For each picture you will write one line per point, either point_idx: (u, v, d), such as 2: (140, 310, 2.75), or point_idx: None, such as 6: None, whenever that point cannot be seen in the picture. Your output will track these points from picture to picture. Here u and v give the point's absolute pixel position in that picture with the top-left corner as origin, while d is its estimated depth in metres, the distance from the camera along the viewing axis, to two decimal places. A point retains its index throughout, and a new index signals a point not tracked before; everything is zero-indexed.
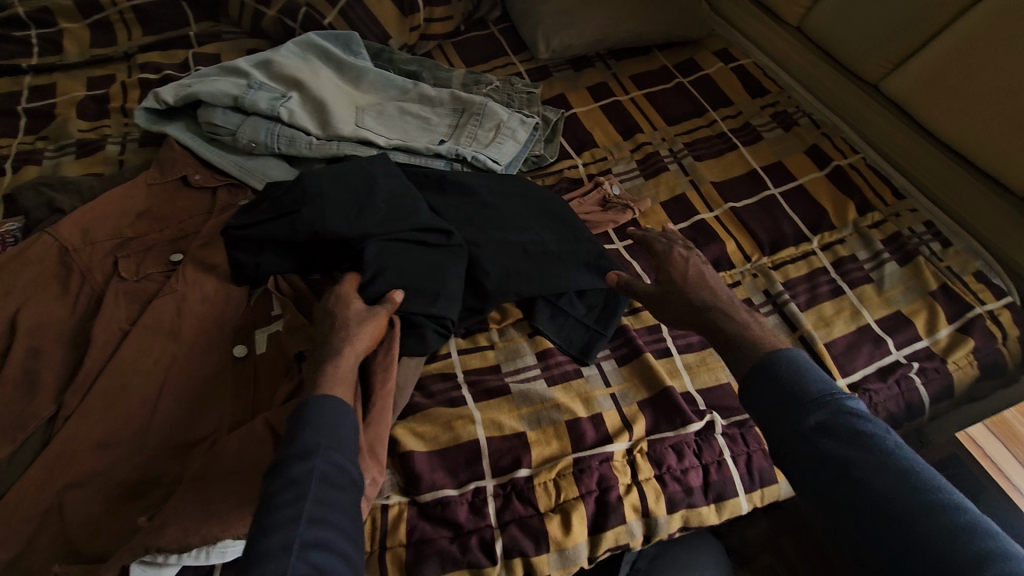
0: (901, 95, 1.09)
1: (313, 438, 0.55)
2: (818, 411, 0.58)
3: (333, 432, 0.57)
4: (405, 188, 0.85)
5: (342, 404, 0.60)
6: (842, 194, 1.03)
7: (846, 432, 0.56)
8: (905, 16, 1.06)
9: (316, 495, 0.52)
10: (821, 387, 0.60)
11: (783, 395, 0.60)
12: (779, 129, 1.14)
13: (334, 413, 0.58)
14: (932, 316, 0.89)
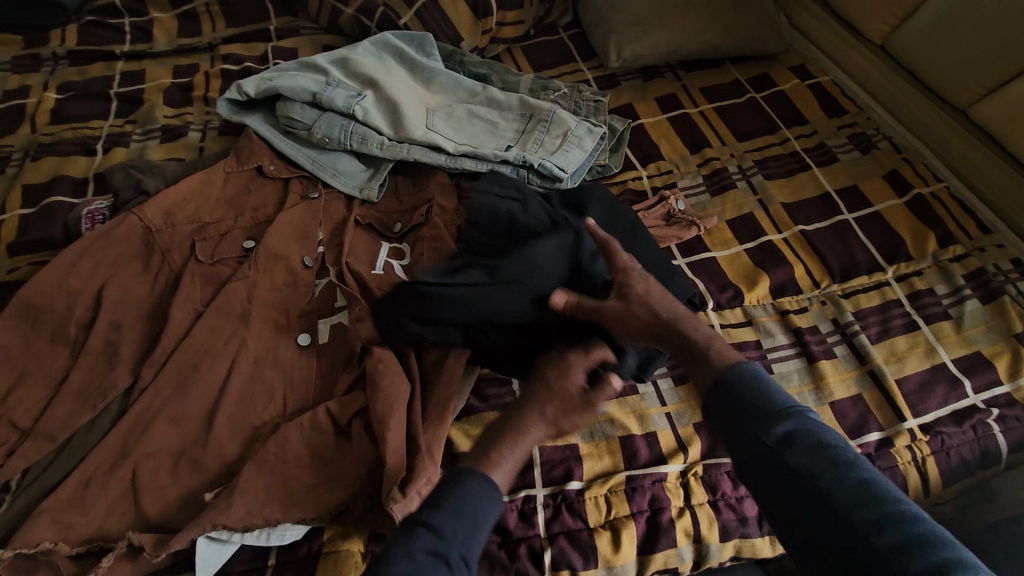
0: (994, 124, 1.03)
1: (454, 516, 0.55)
2: (787, 422, 0.58)
3: (472, 526, 0.55)
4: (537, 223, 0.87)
5: (490, 494, 0.58)
6: (923, 224, 0.98)
7: (808, 443, 0.56)
8: (1006, 41, 0.99)
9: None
10: (781, 398, 0.60)
11: (745, 407, 0.60)
12: (856, 152, 1.09)
13: (480, 498, 0.57)
14: (1016, 360, 0.84)
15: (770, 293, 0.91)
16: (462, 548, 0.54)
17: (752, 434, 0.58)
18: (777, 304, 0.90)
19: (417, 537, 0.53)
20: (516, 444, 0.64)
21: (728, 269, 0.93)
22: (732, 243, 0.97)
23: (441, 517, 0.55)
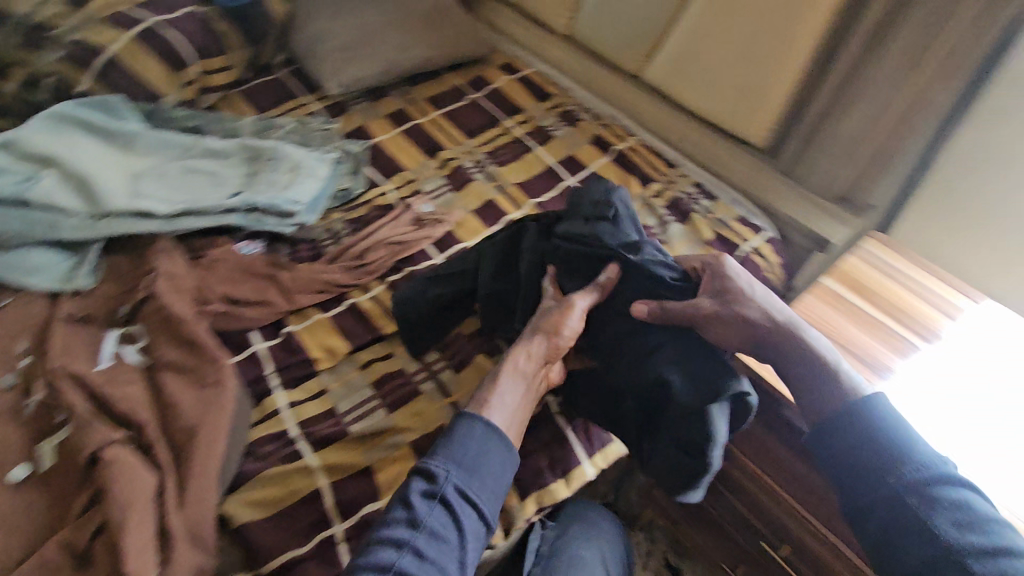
0: (654, 81, 1.28)
1: (453, 452, 0.64)
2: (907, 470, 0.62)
3: (472, 469, 0.63)
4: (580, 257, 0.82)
5: (496, 437, 0.66)
6: (628, 173, 1.16)
7: (925, 499, 0.61)
8: (641, 15, 1.24)
9: (429, 533, 0.59)
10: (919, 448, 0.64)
11: (872, 456, 0.64)
12: (566, 126, 1.26)
13: (477, 437, 0.65)
14: None
15: None
16: (455, 482, 0.62)
17: (845, 480, 0.65)
18: None
19: (411, 478, 0.63)
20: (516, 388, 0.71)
21: None
22: (480, 230, 1.04)
23: (445, 451, 0.64)
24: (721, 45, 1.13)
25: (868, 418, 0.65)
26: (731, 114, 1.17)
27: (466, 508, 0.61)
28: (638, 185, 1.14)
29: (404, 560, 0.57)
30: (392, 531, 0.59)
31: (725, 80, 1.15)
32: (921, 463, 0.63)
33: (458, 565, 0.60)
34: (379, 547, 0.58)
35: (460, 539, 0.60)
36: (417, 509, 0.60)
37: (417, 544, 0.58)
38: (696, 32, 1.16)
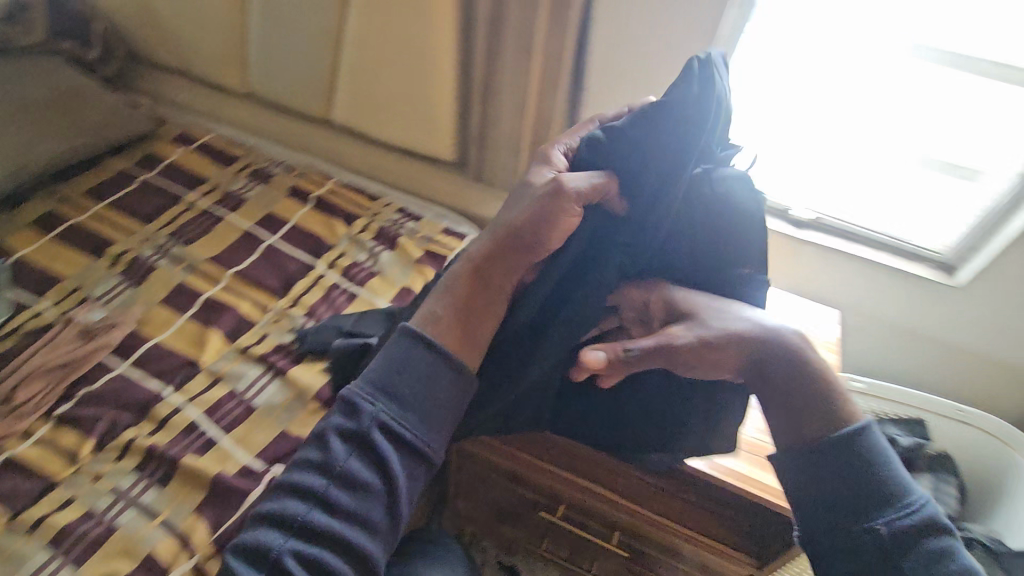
0: (343, 122, 1.35)
1: (380, 381, 0.63)
2: (884, 520, 0.56)
3: (394, 390, 0.63)
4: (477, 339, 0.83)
5: (434, 363, 0.63)
6: (330, 216, 1.17)
7: (908, 541, 0.56)
8: (307, 65, 1.30)
9: (354, 476, 0.60)
10: (898, 479, 0.59)
11: (853, 486, 0.58)
12: (259, 185, 1.22)
13: (413, 364, 0.63)
14: (425, 276, 1.08)
15: (226, 340, 0.93)
16: (376, 420, 0.62)
17: (811, 517, 0.60)
18: (237, 346, 0.93)
19: (336, 415, 0.63)
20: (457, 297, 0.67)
21: (178, 344, 0.91)
22: (172, 319, 0.95)
23: (372, 377, 0.64)
24: (383, 80, 1.23)
25: (855, 453, 0.59)
26: (416, 137, 1.28)
27: (387, 445, 0.61)
28: (341, 226, 1.15)
29: (314, 509, 0.59)
30: (306, 476, 0.61)
31: (399, 110, 1.26)
32: (897, 509, 0.57)
33: (381, 508, 0.60)
34: (297, 496, 0.60)
35: (378, 480, 0.61)
36: (334, 451, 0.61)
37: (331, 493, 0.59)
38: (358, 73, 1.24)
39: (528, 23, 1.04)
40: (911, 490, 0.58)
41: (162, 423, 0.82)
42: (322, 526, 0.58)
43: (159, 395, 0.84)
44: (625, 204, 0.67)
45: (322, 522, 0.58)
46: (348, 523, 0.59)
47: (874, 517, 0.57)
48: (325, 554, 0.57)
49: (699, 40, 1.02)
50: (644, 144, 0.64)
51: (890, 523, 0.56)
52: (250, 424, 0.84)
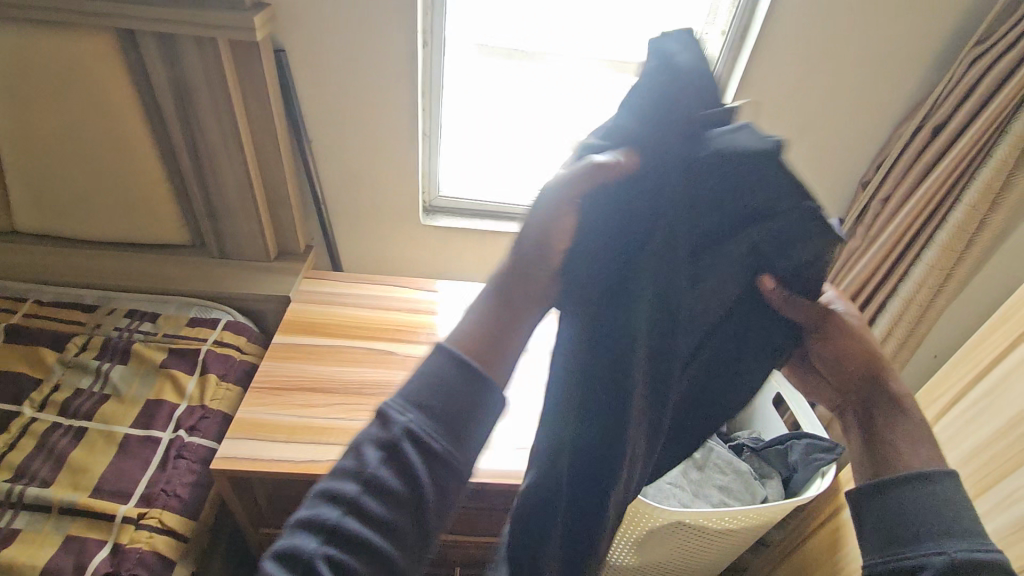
0: (32, 230, 1.14)
1: (413, 386, 0.40)
2: (953, 545, 0.41)
3: (445, 391, 0.40)
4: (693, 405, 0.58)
5: (473, 373, 0.40)
6: (33, 345, 0.96)
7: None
8: None
9: (409, 472, 0.37)
10: (976, 539, 0.42)
11: (928, 524, 0.43)
12: None
13: (441, 373, 0.40)
14: (174, 380, 0.94)
15: None
16: (416, 426, 0.38)
17: (867, 516, 0.46)
18: None
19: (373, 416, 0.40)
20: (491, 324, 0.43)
21: None
22: None
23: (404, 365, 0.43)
24: (65, 172, 1.06)
25: (915, 484, 0.45)
26: (134, 227, 1.13)
27: (434, 465, 0.38)
28: (50, 353, 0.95)
29: (347, 524, 0.36)
30: (330, 483, 0.37)
31: (98, 201, 1.10)
32: (970, 540, 0.42)
33: (416, 533, 0.38)
34: (314, 508, 0.37)
35: (416, 501, 0.38)
36: (369, 457, 0.38)
37: (364, 505, 0.36)
38: (30, 170, 1.06)
39: (220, 89, 0.98)
40: (980, 528, 0.43)
41: None
42: (349, 555, 0.35)
43: None
44: (628, 169, 0.47)
45: (348, 551, 0.35)
46: (381, 555, 0.36)
47: (924, 543, 0.43)
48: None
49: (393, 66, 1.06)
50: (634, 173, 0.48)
51: (956, 556, 0.41)
52: None
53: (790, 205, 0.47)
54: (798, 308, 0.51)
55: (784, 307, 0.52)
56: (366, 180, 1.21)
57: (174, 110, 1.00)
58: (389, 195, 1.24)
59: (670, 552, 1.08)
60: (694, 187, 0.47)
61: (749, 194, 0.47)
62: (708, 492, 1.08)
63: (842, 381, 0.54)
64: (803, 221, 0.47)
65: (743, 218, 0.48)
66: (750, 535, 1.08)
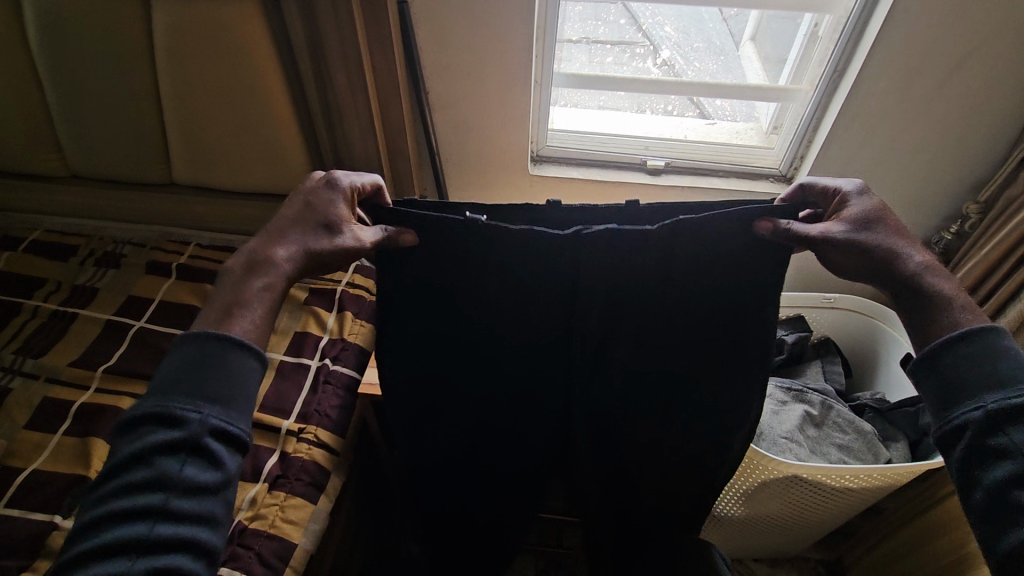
0: (190, 181, 1.28)
1: (202, 391, 0.56)
2: (991, 401, 0.57)
3: (217, 389, 0.56)
4: (667, 367, 0.76)
5: (249, 362, 0.58)
6: (199, 282, 1.10)
7: (1010, 416, 0.57)
8: (128, 132, 1.21)
9: (202, 466, 0.54)
10: (1011, 372, 0.58)
11: (968, 376, 0.59)
12: (110, 271, 1.13)
13: (221, 375, 0.56)
14: (317, 317, 1.03)
15: None
16: (208, 424, 0.55)
17: (928, 389, 0.63)
18: None
19: (153, 429, 0.54)
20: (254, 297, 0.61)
21: (58, 466, 0.83)
22: (44, 441, 0.86)
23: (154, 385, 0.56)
24: (217, 127, 1.17)
25: (945, 357, 0.61)
26: (274, 177, 1.25)
27: (225, 447, 0.56)
28: (213, 290, 1.08)
29: (159, 525, 0.51)
30: (136, 499, 0.51)
31: (246, 154, 1.21)
32: (1003, 391, 0.57)
33: (222, 507, 0.55)
34: (128, 520, 0.51)
35: (221, 480, 0.55)
36: (162, 465, 0.53)
37: (171, 504, 0.52)
38: (189, 128, 1.18)
39: (351, 42, 1.02)
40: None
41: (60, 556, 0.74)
42: (170, 539, 0.51)
43: (52, 524, 0.77)
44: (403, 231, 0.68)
45: (167, 538, 0.51)
46: (200, 529, 0.53)
47: (966, 405, 0.59)
48: (180, 564, 0.50)
49: (509, 13, 1.05)
50: (497, 258, 0.69)
51: (990, 404, 0.57)
52: None
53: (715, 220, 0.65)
54: (795, 235, 0.64)
55: (786, 237, 0.64)
56: (477, 130, 1.24)
57: (309, 64, 1.06)
58: (501, 145, 1.26)
59: (782, 505, 1.07)
60: (571, 263, 0.70)
61: (633, 251, 0.68)
62: (828, 450, 1.04)
63: (869, 277, 0.66)
64: (721, 225, 0.65)
65: (614, 287, 0.70)
66: (871, 496, 1.04)
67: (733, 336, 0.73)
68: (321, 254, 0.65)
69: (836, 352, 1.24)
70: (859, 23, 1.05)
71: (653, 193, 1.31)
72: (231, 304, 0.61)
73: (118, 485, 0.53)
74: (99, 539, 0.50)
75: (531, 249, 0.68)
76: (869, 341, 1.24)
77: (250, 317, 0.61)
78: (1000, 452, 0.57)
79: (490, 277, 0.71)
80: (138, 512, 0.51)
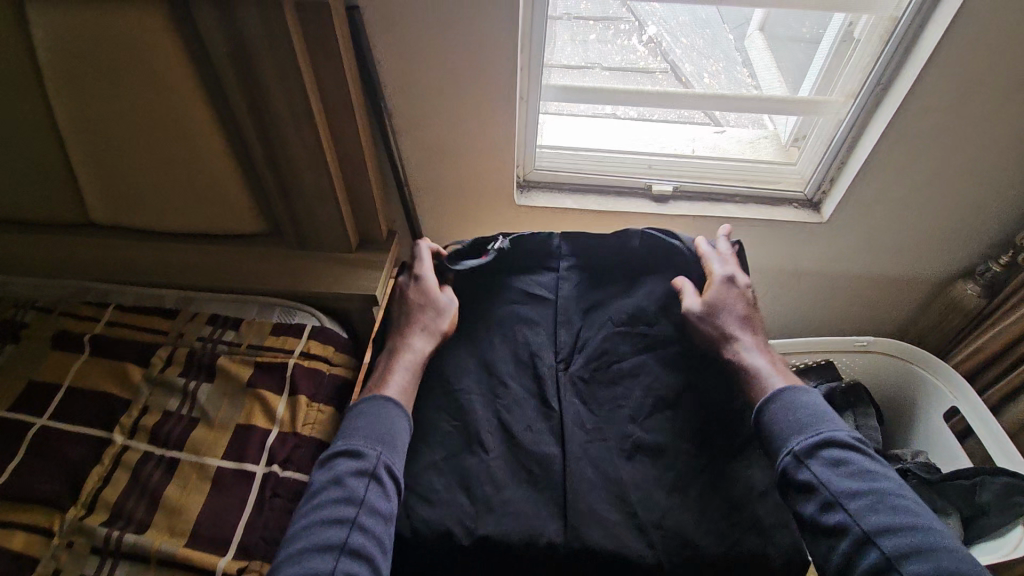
0: (111, 222, 1.07)
1: (371, 437, 0.73)
2: (795, 443, 0.70)
3: (381, 436, 0.73)
4: (675, 439, 0.77)
5: (402, 418, 0.76)
6: (118, 359, 0.90)
7: (811, 452, 0.69)
8: (25, 168, 0.99)
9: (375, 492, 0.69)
10: (810, 420, 0.72)
11: (784, 424, 0.72)
12: (8, 346, 0.93)
13: (391, 423, 0.74)
14: (265, 405, 0.85)
15: None
16: (384, 462, 0.71)
17: (732, 446, 0.77)
18: None
19: (340, 461, 0.72)
20: (399, 364, 0.81)
21: None
22: None
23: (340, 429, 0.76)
24: (135, 162, 0.96)
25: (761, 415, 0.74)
26: (211, 217, 1.05)
27: (392, 481, 0.71)
28: (134, 371, 0.88)
29: (351, 531, 0.66)
30: (334, 510, 0.67)
31: (175, 192, 1.00)
32: (804, 434, 0.70)
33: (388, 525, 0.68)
34: (328, 527, 0.66)
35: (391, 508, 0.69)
36: (348, 488, 0.69)
37: (360, 519, 0.66)
38: (100, 164, 0.97)
39: (289, 59, 0.81)
40: (818, 419, 0.72)
41: None
42: (357, 550, 0.64)
43: None
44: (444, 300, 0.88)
45: (357, 545, 0.65)
46: (377, 548, 0.65)
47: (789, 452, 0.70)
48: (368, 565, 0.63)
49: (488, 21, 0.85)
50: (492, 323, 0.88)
51: (795, 445, 0.70)
52: None
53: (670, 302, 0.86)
54: (711, 313, 0.82)
55: (710, 318, 0.82)
56: (453, 156, 1.04)
57: (238, 87, 0.85)
58: (483, 173, 1.06)
59: None
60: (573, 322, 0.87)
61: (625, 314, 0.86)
62: None
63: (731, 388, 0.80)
64: (660, 302, 0.87)
65: (602, 350, 0.84)
66: None
67: (727, 420, 0.78)
68: (432, 330, 0.85)
69: (868, 402, 1.09)
70: (914, 26, 0.86)
71: (659, 223, 1.12)
72: (381, 372, 0.82)
73: (319, 502, 0.68)
74: (303, 539, 0.66)
75: (529, 312, 0.88)
76: (909, 388, 1.09)
77: (398, 381, 0.80)
78: (811, 486, 0.67)
79: (500, 338, 0.86)
80: (332, 525, 0.66)
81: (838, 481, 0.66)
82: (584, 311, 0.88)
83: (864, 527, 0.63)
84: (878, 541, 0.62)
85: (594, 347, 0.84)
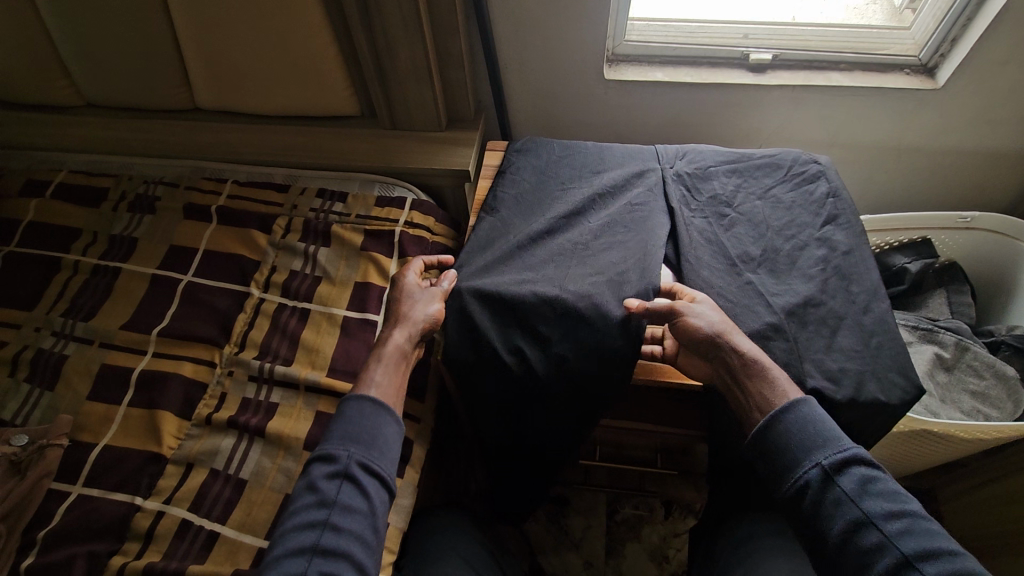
0: (212, 103, 1.12)
1: (349, 431, 0.66)
2: (822, 458, 0.62)
3: (364, 434, 0.66)
4: (760, 240, 0.83)
5: (384, 415, 0.68)
6: (242, 226, 0.98)
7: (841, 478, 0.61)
8: (138, 52, 1.03)
9: (348, 494, 0.63)
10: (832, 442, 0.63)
11: (800, 440, 0.63)
12: (144, 218, 1.02)
13: (369, 422, 0.67)
14: (379, 265, 0.92)
15: (183, 415, 0.80)
16: (359, 461, 0.64)
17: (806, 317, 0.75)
18: (198, 420, 0.80)
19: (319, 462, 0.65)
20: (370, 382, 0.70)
21: (129, 440, 0.78)
22: (111, 413, 0.80)
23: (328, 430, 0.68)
24: (235, 44, 0.98)
25: (783, 444, 0.64)
26: (307, 100, 1.08)
27: (371, 478, 0.64)
28: (260, 236, 0.97)
29: (325, 536, 0.60)
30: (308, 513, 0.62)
31: (273, 73, 1.03)
32: (831, 449, 0.62)
33: (371, 532, 0.62)
34: (301, 529, 0.61)
35: (368, 506, 0.63)
36: (325, 489, 0.63)
37: (333, 519, 0.61)
38: (207, 44, 0.99)
39: None
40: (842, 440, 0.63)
41: (148, 537, 0.71)
42: (332, 549, 0.60)
43: (134, 505, 0.73)
44: (574, 167, 0.94)
45: (332, 547, 0.59)
46: (357, 543, 0.61)
47: (805, 471, 0.62)
48: (344, 559, 0.59)
49: None
50: (587, 166, 0.94)
51: (821, 461, 0.62)
52: (248, 500, 0.74)
53: (746, 159, 0.93)
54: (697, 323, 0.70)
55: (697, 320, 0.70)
56: (545, 29, 1.02)
57: None
58: (574, 46, 1.04)
59: (897, 453, 0.97)
60: (669, 169, 0.93)
61: (710, 165, 0.93)
62: (957, 398, 0.91)
63: (769, 263, 0.81)
64: (742, 158, 0.94)
65: (700, 192, 0.90)
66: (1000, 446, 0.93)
67: (804, 233, 0.84)
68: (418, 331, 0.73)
69: (965, 280, 1.05)
70: None
71: (754, 94, 1.08)
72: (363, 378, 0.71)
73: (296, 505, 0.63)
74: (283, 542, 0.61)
75: (621, 163, 0.95)
76: (1013, 269, 1.05)
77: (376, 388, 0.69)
78: (837, 495, 0.60)
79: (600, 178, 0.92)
80: (288, 533, 0.61)
81: (872, 506, 0.59)
82: (676, 172, 0.92)
83: (904, 551, 0.57)
84: (918, 565, 0.56)
85: (689, 199, 0.89)
